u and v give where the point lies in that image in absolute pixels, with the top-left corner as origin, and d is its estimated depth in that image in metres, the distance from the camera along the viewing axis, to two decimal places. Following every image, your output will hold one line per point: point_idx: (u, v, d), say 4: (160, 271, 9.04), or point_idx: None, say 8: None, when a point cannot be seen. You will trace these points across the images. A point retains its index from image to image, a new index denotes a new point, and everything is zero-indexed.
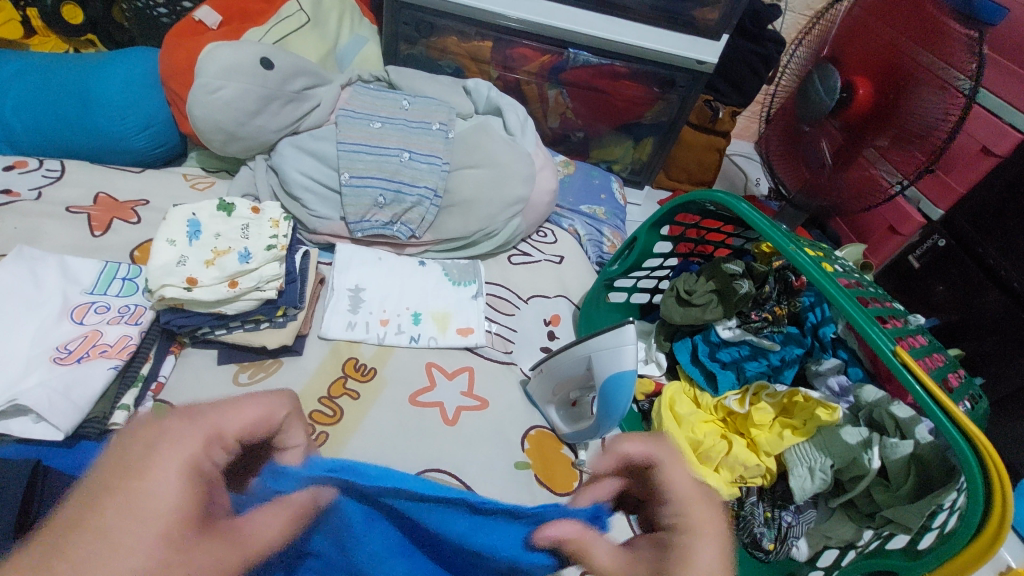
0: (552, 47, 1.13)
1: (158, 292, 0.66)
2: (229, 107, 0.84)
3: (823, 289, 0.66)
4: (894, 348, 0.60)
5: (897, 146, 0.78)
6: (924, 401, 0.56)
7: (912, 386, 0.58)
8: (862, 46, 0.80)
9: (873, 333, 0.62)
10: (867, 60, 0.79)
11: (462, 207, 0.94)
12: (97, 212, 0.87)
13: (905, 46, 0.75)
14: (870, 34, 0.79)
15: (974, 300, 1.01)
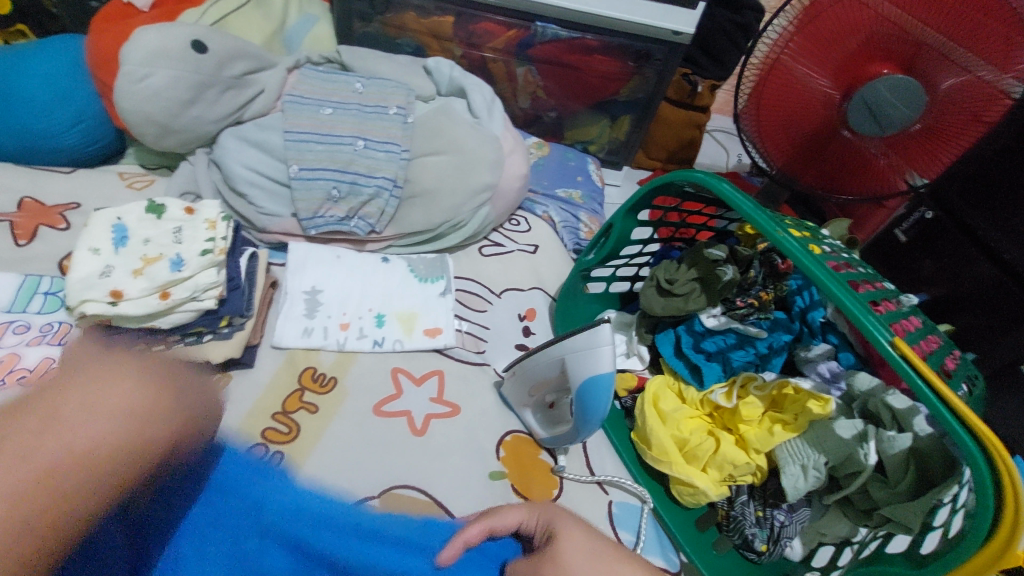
0: (518, 20, 1.06)
1: (79, 308, 0.60)
2: (159, 96, 0.76)
3: (812, 274, 0.60)
4: (892, 337, 0.55)
5: (917, 140, 0.77)
6: (925, 396, 0.51)
7: (913, 380, 0.53)
8: (871, 24, 0.71)
9: (868, 322, 0.56)
10: (878, 40, 0.72)
11: (425, 198, 0.87)
12: (21, 219, 0.79)
13: (934, 40, 0.68)
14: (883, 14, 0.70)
15: (960, 273, 0.98)
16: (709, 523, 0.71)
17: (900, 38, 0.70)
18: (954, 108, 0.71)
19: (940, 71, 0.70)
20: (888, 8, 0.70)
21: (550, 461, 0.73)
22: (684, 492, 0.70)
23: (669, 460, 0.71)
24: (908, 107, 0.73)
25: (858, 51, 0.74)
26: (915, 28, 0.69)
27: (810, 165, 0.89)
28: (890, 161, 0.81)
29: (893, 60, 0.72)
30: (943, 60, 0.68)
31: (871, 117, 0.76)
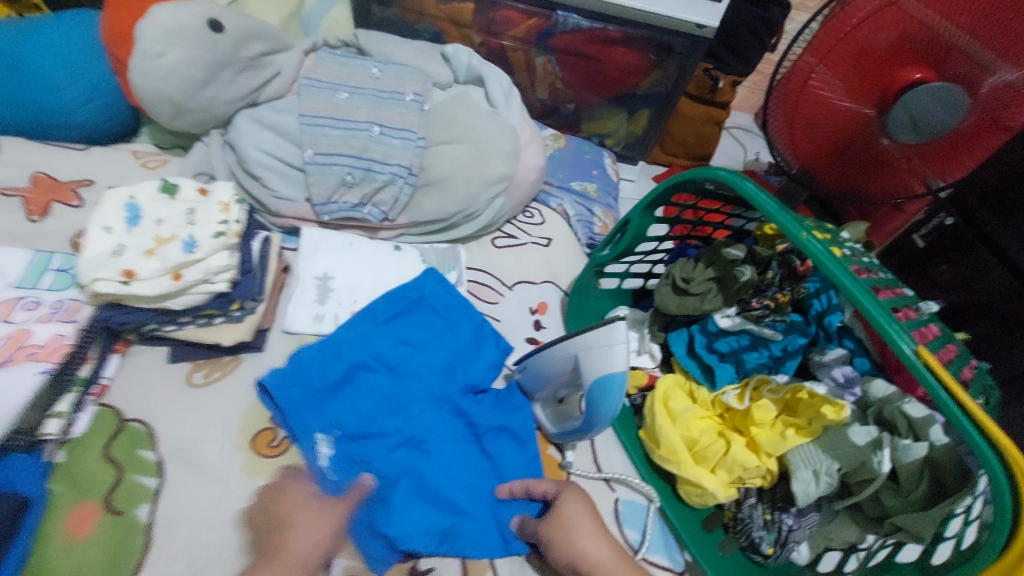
0: (539, 9, 1.04)
1: (90, 287, 0.59)
2: (174, 75, 0.75)
3: (834, 278, 0.59)
4: (915, 346, 0.54)
5: (943, 144, 0.78)
6: (947, 407, 0.50)
7: (934, 390, 0.52)
8: (906, 27, 0.69)
9: (891, 330, 0.55)
10: (913, 44, 0.70)
11: (439, 186, 0.86)
12: (35, 194, 0.79)
13: (973, 46, 0.67)
14: (920, 17, 0.68)
15: (976, 281, 0.96)
16: (716, 523, 0.71)
17: (935, 40, 0.69)
18: (982, 113, 0.72)
19: (970, 73, 0.69)
20: (927, 13, 0.67)
21: (558, 456, 0.73)
22: (691, 492, 0.70)
23: (678, 460, 0.70)
24: (947, 112, 0.72)
25: (894, 56, 0.72)
26: (954, 32, 0.67)
27: (831, 168, 0.88)
28: (910, 164, 0.82)
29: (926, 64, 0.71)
30: (980, 66, 0.68)
31: (907, 123, 0.75)
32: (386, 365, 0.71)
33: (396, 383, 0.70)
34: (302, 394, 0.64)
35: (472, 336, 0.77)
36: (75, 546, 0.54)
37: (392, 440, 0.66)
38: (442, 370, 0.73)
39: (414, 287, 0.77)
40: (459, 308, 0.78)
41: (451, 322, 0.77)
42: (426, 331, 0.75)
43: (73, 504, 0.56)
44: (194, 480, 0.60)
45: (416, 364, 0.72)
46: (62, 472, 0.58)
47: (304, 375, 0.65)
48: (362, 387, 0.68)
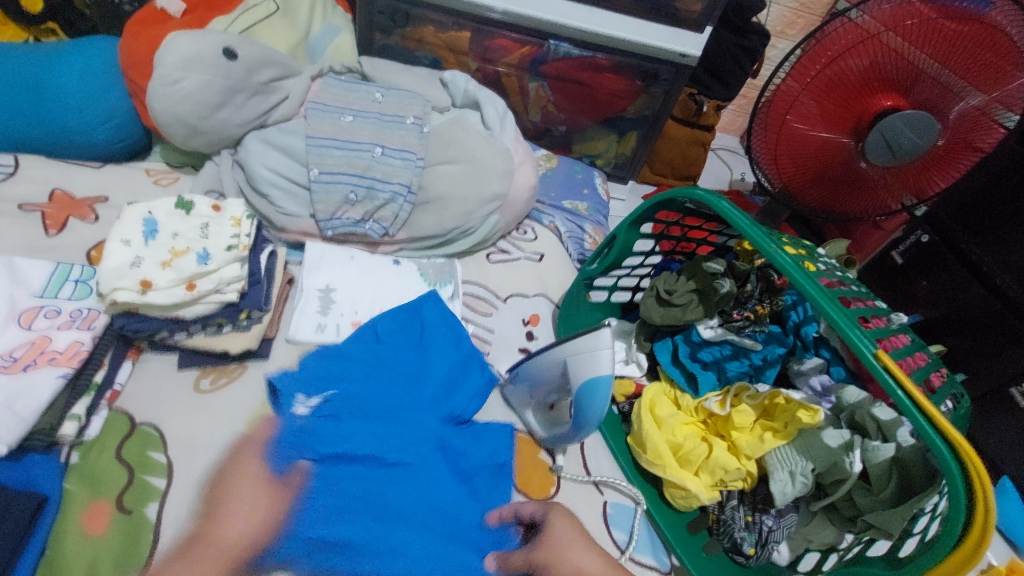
0: (532, 38, 1.10)
1: (110, 296, 0.63)
2: (190, 99, 0.80)
3: (803, 289, 0.64)
4: (875, 350, 0.58)
5: (916, 167, 0.84)
6: (905, 405, 0.54)
7: (893, 390, 0.56)
8: (879, 57, 0.75)
9: (855, 336, 0.59)
10: (884, 74, 0.76)
11: (437, 204, 0.91)
12: (52, 211, 0.83)
13: (940, 75, 0.73)
14: (892, 51, 0.74)
15: (953, 297, 1.01)
16: (700, 527, 0.74)
17: (905, 69, 0.74)
18: (952, 135, 0.78)
19: (936, 99, 0.75)
20: (895, 44, 0.73)
21: (549, 460, 0.76)
22: (675, 494, 0.73)
23: (663, 462, 0.73)
24: (919, 136, 0.78)
25: (867, 84, 0.77)
26: (922, 62, 0.73)
27: (814, 189, 0.94)
28: (887, 184, 0.88)
29: (893, 95, 0.77)
30: (947, 93, 0.74)
31: (878, 147, 0.81)
32: (382, 374, 0.65)
33: (389, 391, 0.62)
34: (305, 383, 0.60)
35: (459, 364, 0.76)
36: (87, 543, 0.57)
37: (354, 459, 0.54)
38: (432, 394, 0.68)
39: (417, 303, 0.81)
40: (448, 335, 0.78)
41: (443, 347, 0.76)
42: (420, 353, 0.74)
43: (87, 504, 0.59)
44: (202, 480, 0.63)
45: (412, 384, 0.67)
46: (76, 472, 0.61)
47: (322, 369, 0.62)
48: (348, 390, 0.59)
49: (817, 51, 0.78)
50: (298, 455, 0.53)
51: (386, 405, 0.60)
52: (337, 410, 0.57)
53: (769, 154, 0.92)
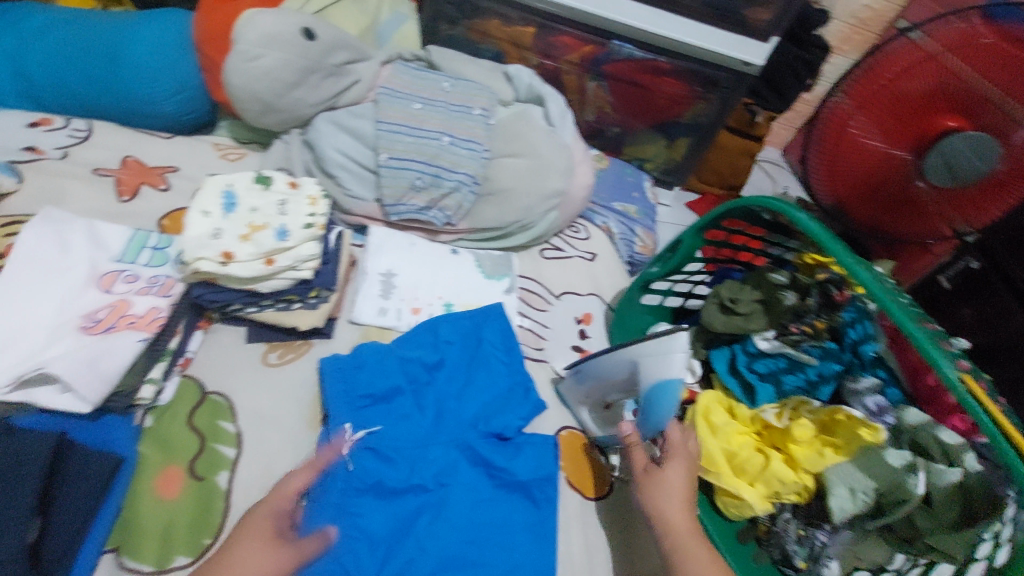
0: (595, 37, 1.10)
1: (192, 264, 0.64)
2: (268, 76, 0.81)
3: (884, 306, 0.63)
4: (960, 374, 0.57)
5: (970, 193, 0.94)
6: (991, 431, 0.54)
7: (979, 416, 0.55)
8: (938, 77, 0.87)
9: (935, 355, 0.58)
10: (945, 95, 0.87)
11: (500, 197, 0.91)
12: (125, 177, 0.84)
13: (1000, 101, 0.82)
14: (951, 71, 0.85)
15: (1000, 323, 1.02)
16: (749, 536, 0.75)
17: (964, 93, 0.85)
18: (1008, 161, 0.86)
19: (1000, 124, 0.84)
20: (958, 67, 0.85)
21: (603, 459, 0.76)
22: (730, 503, 0.73)
23: (717, 469, 0.72)
24: (976, 155, 0.87)
25: (927, 104, 0.90)
26: (983, 86, 0.83)
27: (872, 205, 1.07)
28: (940, 208, 0.99)
29: (955, 114, 0.88)
30: (1006, 118, 0.82)
31: (938, 160, 0.91)
32: (419, 401, 0.73)
33: (416, 422, 0.71)
34: (347, 397, 0.69)
35: (508, 391, 0.77)
36: (162, 506, 0.58)
37: (403, 488, 0.66)
38: (467, 421, 0.73)
39: (482, 313, 0.82)
40: (500, 359, 0.80)
41: (493, 370, 0.78)
42: (468, 379, 0.77)
43: (161, 468, 0.60)
44: (268, 453, 0.64)
45: (448, 410, 0.73)
46: (151, 435, 0.62)
47: (358, 375, 0.70)
48: (381, 416, 0.70)
49: (881, 68, 0.93)
50: (364, 473, 0.65)
51: (415, 437, 0.70)
52: (372, 438, 0.68)
53: (829, 163, 1.07)
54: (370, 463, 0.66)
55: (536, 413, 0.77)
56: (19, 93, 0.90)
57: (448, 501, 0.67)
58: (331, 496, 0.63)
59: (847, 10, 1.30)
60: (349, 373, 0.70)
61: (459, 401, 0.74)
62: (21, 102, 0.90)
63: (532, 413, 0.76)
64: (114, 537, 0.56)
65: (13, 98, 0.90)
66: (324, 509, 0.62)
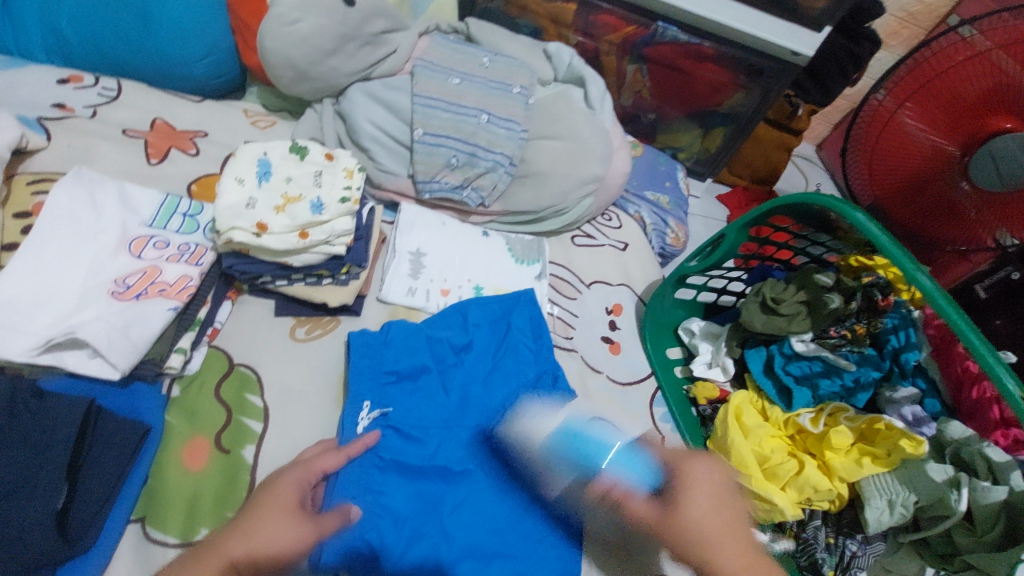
0: (639, 18, 1.06)
1: (226, 234, 0.61)
2: (304, 42, 0.78)
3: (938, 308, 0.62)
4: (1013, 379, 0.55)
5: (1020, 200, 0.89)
6: None
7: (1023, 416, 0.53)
8: (989, 75, 0.85)
9: (987, 357, 0.57)
10: (997, 92, 0.85)
11: (536, 179, 0.88)
12: (155, 139, 0.82)
13: None
14: (998, 66, 0.83)
15: None
16: (774, 540, 0.74)
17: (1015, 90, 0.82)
18: None
19: None
20: (1008, 64, 0.82)
21: None
22: (757, 506, 0.71)
23: (748, 472, 0.71)
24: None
25: (976, 101, 0.88)
26: None
27: (918, 209, 1.06)
28: (981, 216, 0.96)
29: (1004, 113, 0.85)
30: None
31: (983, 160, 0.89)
32: (445, 382, 0.71)
33: (441, 404, 0.69)
34: (369, 376, 0.67)
35: (535, 379, 0.74)
36: (188, 478, 0.57)
37: (430, 471, 0.65)
38: (492, 407, 0.71)
39: (512, 298, 0.80)
40: (528, 346, 0.77)
41: (520, 357, 0.76)
42: (494, 364, 0.75)
43: (187, 439, 0.59)
44: (294, 429, 0.63)
45: (473, 395, 0.71)
46: (178, 405, 0.61)
47: (386, 351, 0.69)
48: (405, 394, 0.68)
49: (932, 65, 0.94)
50: (391, 452, 0.64)
51: (439, 418, 0.69)
52: (395, 416, 0.66)
53: (879, 160, 1.08)
54: (393, 441, 0.65)
55: (565, 402, 0.73)
56: (49, 48, 0.87)
57: (471, 487, 0.66)
58: (353, 472, 0.60)
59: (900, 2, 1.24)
60: (377, 352, 0.69)
61: (485, 386, 0.73)
62: (50, 57, 0.88)
63: (560, 402, 0.72)
64: (139, 508, 0.55)
65: (43, 52, 0.87)
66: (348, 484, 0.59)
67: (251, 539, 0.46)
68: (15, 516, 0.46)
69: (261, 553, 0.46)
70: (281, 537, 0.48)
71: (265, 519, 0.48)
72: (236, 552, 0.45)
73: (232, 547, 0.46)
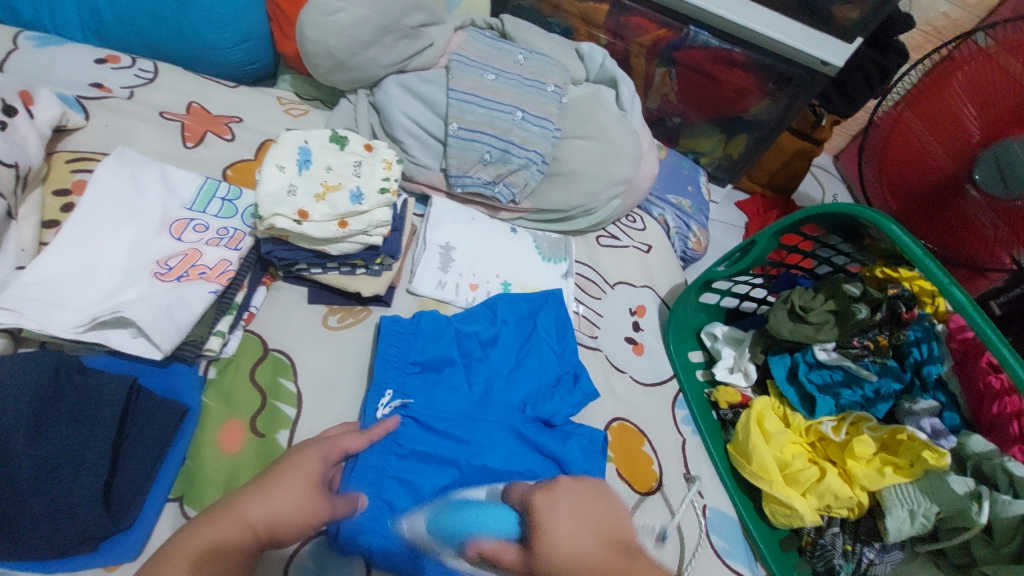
0: (671, 21, 1.06)
1: (268, 220, 0.62)
2: (345, 32, 0.78)
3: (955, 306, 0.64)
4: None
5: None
6: None
7: None
8: (1007, 84, 0.89)
9: (1004, 352, 0.59)
10: (1015, 100, 0.88)
11: (567, 178, 0.89)
12: (191, 123, 0.83)
13: None
14: (1006, 69, 0.89)
15: None
16: (792, 545, 0.75)
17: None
18: None
19: None
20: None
21: (653, 455, 0.76)
22: (777, 511, 0.73)
23: (769, 478, 0.73)
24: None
25: (996, 109, 0.91)
26: None
27: (938, 224, 1.06)
28: (998, 233, 0.95)
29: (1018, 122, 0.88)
30: None
31: (992, 164, 0.92)
32: (468, 376, 0.71)
33: (463, 397, 0.68)
34: (392, 365, 0.67)
35: (557, 379, 0.75)
36: (224, 459, 0.58)
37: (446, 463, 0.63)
38: (514, 404, 0.71)
39: (541, 297, 0.81)
40: (552, 347, 0.77)
41: (544, 356, 0.75)
42: (518, 362, 0.75)
43: (223, 421, 0.60)
44: (325, 416, 0.64)
45: (496, 390, 0.71)
46: (214, 387, 0.61)
47: (412, 341, 0.69)
48: (428, 385, 0.68)
49: (951, 75, 0.98)
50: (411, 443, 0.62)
51: (460, 411, 0.67)
52: (415, 407, 0.65)
53: (899, 169, 1.11)
54: (412, 431, 0.63)
55: (587, 402, 0.75)
56: (85, 27, 0.87)
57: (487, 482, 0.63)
58: (373, 458, 0.59)
59: (927, 16, 1.24)
60: (406, 344, 0.69)
61: (512, 383, 0.73)
62: (86, 37, 0.88)
63: (583, 402, 0.74)
64: (177, 487, 0.56)
65: (79, 32, 0.88)
66: (363, 473, 0.58)
67: (272, 504, 0.47)
68: (63, 489, 0.47)
69: (275, 519, 0.47)
70: (297, 505, 0.48)
71: (284, 486, 0.48)
72: (256, 516, 0.46)
73: (252, 510, 0.46)
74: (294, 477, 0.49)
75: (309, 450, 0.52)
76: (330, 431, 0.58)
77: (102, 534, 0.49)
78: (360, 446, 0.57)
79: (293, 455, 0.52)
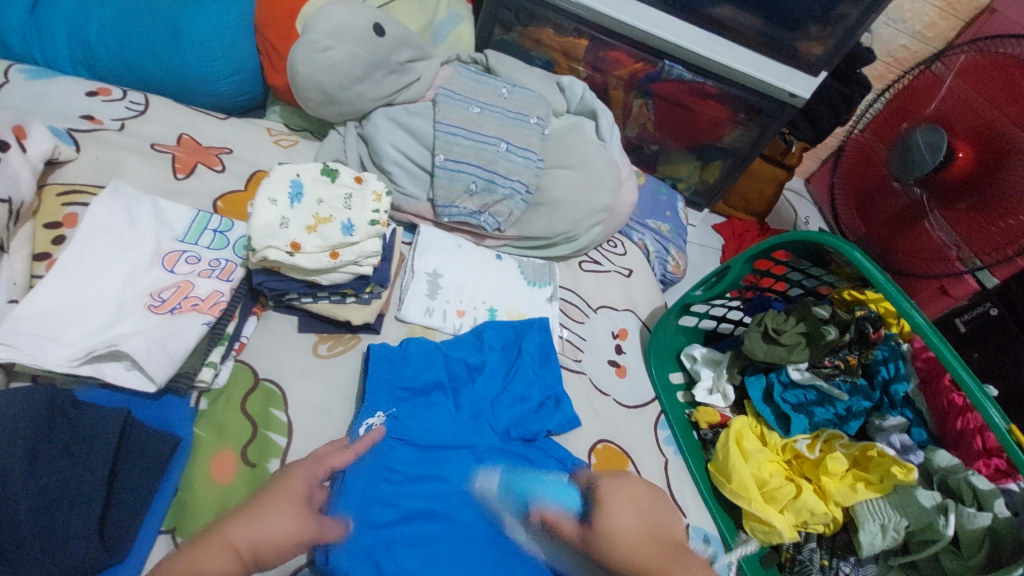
0: (647, 56, 1.11)
1: (261, 253, 0.64)
2: (336, 68, 0.81)
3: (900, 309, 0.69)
4: (969, 370, 0.63)
5: (973, 224, 0.96)
6: (1003, 437, 0.58)
7: (989, 414, 0.60)
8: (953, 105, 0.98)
9: (945, 352, 0.65)
10: (957, 117, 0.96)
11: (551, 207, 0.92)
12: (182, 154, 0.85)
13: (998, 123, 0.90)
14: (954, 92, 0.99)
15: (1008, 371, 1.03)
16: (772, 562, 0.77)
17: (971, 117, 0.94)
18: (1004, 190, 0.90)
19: (998, 148, 0.90)
20: (974, 98, 0.95)
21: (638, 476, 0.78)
22: (758, 528, 0.75)
23: (748, 496, 0.76)
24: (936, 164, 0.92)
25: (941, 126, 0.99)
26: (991, 115, 0.92)
27: (898, 245, 1.13)
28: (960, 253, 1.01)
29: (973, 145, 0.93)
30: (1002, 140, 0.89)
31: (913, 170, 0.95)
32: (456, 400, 0.73)
33: (451, 419, 0.70)
34: (382, 388, 0.68)
35: (540, 405, 0.77)
36: (215, 490, 0.58)
37: (429, 481, 0.65)
38: (499, 428, 0.73)
39: (527, 323, 0.83)
40: (534, 372, 0.79)
41: (529, 380, 0.78)
42: (505, 386, 0.77)
43: (214, 451, 0.61)
44: (315, 444, 0.65)
45: (483, 413, 0.73)
46: (205, 417, 0.62)
47: (402, 366, 0.71)
48: (418, 409, 0.69)
49: (907, 97, 1.08)
50: (396, 465, 0.64)
51: (449, 433, 0.69)
52: (404, 429, 0.66)
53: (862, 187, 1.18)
54: (400, 453, 0.65)
55: (569, 427, 0.77)
56: (75, 60, 0.89)
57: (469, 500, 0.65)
58: (360, 480, 0.60)
59: (886, 50, 1.31)
60: (396, 369, 0.70)
61: (500, 408, 0.75)
62: (76, 69, 0.90)
63: (564, 426, 0.76)
64: (170, 518, 0.56)
65: (70, 66, 0.89)
66: (350, 499, 0.58)
67: (261, 529, 0.47)
68: (57, 524, 0.48)
69: (264, 539, 0.46)
70: (286, 531, 0.47)
71: (272, 509, 0.48)
72: (240, 539, 0.46)
73: (235, 533, 0.46)
74: (284, 502, 0.49)
75: (294, 476, 0.53)
76: (320, 449, 0.58)
77: (96, 568, 0.49)
78: (345, 465, 0.56)
79: (281, 479, 0.52)
